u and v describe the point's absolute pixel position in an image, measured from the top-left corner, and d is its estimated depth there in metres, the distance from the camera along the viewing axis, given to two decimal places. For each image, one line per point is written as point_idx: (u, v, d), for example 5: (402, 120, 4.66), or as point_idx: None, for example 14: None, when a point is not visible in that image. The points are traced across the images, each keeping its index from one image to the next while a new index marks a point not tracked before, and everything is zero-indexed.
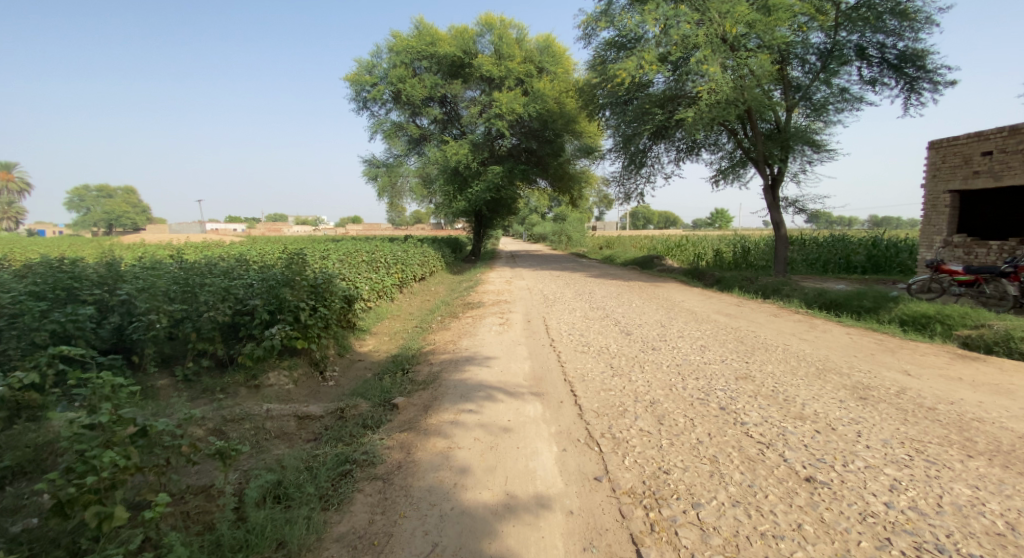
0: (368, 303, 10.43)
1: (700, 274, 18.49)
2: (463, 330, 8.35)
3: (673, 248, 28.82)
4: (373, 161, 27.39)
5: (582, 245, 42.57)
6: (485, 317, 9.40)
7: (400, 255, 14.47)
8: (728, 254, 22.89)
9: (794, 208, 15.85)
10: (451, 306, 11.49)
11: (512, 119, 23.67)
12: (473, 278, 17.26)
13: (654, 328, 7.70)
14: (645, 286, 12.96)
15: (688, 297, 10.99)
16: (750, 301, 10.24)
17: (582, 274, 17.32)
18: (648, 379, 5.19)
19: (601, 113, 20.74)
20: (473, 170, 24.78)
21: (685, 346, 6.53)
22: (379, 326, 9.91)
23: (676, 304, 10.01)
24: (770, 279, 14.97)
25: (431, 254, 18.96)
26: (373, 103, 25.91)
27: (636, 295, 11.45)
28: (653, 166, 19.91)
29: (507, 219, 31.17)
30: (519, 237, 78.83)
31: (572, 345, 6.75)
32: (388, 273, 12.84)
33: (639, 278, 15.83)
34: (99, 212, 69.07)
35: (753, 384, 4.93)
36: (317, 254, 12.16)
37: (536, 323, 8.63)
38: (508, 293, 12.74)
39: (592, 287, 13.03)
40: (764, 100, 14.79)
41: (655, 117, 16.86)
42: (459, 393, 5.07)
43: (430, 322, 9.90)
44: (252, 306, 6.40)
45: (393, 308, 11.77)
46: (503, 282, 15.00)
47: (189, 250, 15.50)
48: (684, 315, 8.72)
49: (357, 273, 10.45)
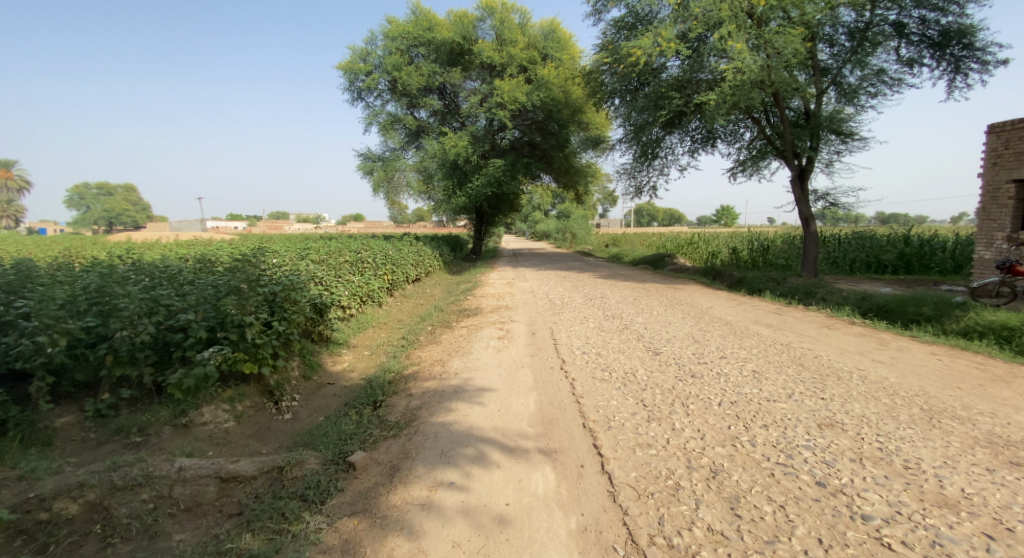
0: (348, 311, 9.07)
1: (719, 274, 17.09)
2: (455, 345, 6.99)
3: (684, 246, 27.40)
4: (369, 155, 25.91)
5: (587, 243, 41.11)
6: (483, 328, 8.04)
7: (391, 254, 13.04)
8: (744, 254, 21.48)
9: (824, 201, 14.44)
10: (445, 312, 10.13)
11: (515, 109, 22.24)
12: (472, 279, 15.87)
13: (687, 344, 6.31)
14: (663, 290, 11.56)
15: (716, 304, 9.56)
16: (789, 308, 8.85)
17: (591, 275, 15.94)
18: (699, 427, 3.79)
19: (611, 101, 19.32)
20: (474, 163, 23.44)
21: (733, 372, 5.15)
22: (358, 338, 8.56)
23: (704, 312, 8.61)
24: (799, 280, 13.57)
25: (427, 253, 17.60)
26: (369, 94, 24.54)
27: (656, 300, 10.03)
28: (667, 158, 18.48)
29: (509, 216, 29.80)
30: (522, 235, 77.34)
31: (589, 369, 5.38)
32: (376, 275, 11.45)
33: (654, 279, 14.46)
34: (97, 210, 67.87)
35: (848, 438, 3.54)
36: (294, 254, 10.75)
37: (542, 336, 7.26)
38: (509, 297, 11.36)
39: (604, 290, 11.62)
40: (794, 82, 13.39)
41: (671, 102, 15.42)
42: (439, 448, 3.67)
43: (419, 333, 8.54)
44: (185, 321, 4.99)
45: (379, 315, 10.41)
46: (505, 284, 13.65)
47: (161, 249, 14.13)
48: (718, 327, 7.33)
49: (335, 276, 9.08)
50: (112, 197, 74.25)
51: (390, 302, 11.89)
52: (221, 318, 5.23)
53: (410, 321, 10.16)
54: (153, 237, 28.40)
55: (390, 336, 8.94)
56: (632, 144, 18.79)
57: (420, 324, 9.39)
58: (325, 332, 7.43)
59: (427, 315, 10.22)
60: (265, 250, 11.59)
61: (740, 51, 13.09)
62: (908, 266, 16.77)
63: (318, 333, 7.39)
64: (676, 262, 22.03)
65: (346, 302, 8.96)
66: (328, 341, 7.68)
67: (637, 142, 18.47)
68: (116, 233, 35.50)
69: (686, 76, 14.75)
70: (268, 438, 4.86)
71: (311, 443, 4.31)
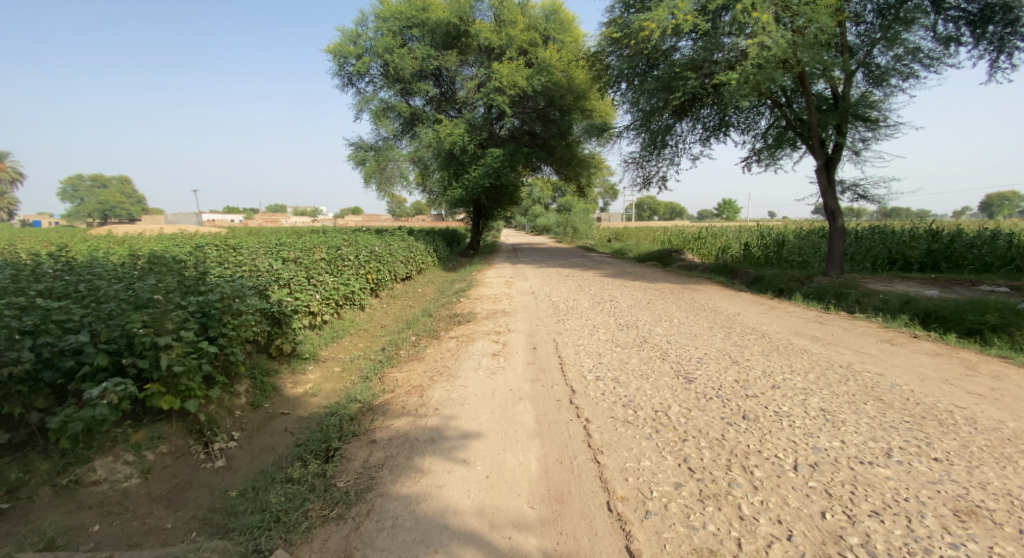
0: (318, 318, 7.84)
1: (734, 272, 15.89)
2: (441, 362, 5.79)
3: (691, 240, 26.14)
4: (361, 144, 24.55)
5: (589, 237, 39.79)
6: (474, 339, 6.82)
7: (377, 250, 11.80)
8: (756, 250, 20.25)
9: (851, 193, 13.21)
10: (433, 318, 8.92)
11: (514, 94, 20.90)
12: (467, 277, 14.67)
13: (723, 366, 5.09)
14: (678, 291, 10.34)
15: (743, 309, 8.35)
16: (830, 315, 7.64)
17: (596, 273, 14.75)
18: (780, 515, 2.60)
19: (617, 85, 18.02)
20: (471, 153, 22.17)
21: (796, 411, 3.95)
22: (328, 351, 7.33)
23: (732, 321, 7.40)
24: (826, 280, 12.36)
25: (420, 248, 16.39)
26: (360, 79, 23.28)
27: (673, 305, 8.80)
28: (677, 146, 17.23)
29: (509, 209, 28.51)
30: (522, 228, 75.97)
31: (607, 404, 4.17)
32: (358, 274, 10.21)
33: (666, 278, 13.26)
34: (92, 202, 66.66)
35: (1011, 542, 2.38)
36: (264, 250, 9.53)
37: (544, 351, 6.07)
38: (507, 299, 10.17)
39: (612, 292, 10.39)
40: (825, 60, 12.11)
41: (686, 83, 14.15)
42: (397, 552, 2.46)
43: (402, 343, 7.33)
44: (78, 344, 3.74)
45: (360, 322, 9.19)
46: (503, 283, 12.47)
47: (125, 244, 12.89)
48: (755, 342, 6.11)
49: (306, 277, 7.84)
50: (106, 189, 72.86)
51: (373, 305, 10.69)
52: (129, 340, 3.99)
53: (394, 328, 8.93)
54: (138, 231, 27.20)
55: (368, 346, 7.73)
56: (639, 132, 17.51)
57: (404, 332, 8.20)
58: (285, 346, 6.20)
59: (413, 321, 9.01)
60: (233, 246, 10.38)
61: (766, 24, 11.82)
62: (936, 258, 15.56)
63: (275, 349, 6.17)
64: (683, 258, 20.83)
65: (318, 307, 7.75)
66: (291, 357, 6.46)
67: (646, 130, 17.17)
68: (107, 227, 34.49)
69: (702, 54, 13.46)
70: (182, 502, 3.64)
71: (227, 522, 3.10)
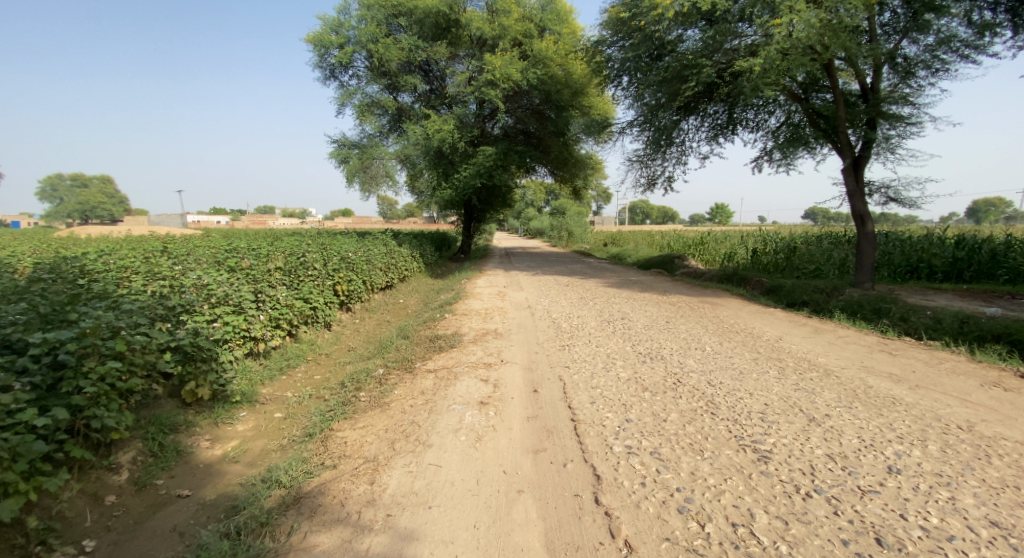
0: (261, 345, 6.28)
1: (747, 281, 14.52)
2: (409, 415, 4.28)
3: (693, 245, 24.86)
4: (343, 141, 22.88)
5: (585, 242, 38.43)
6: (457, 374, 5.33)
7: (350, 256, 10.26)
8: (765, 256, 18.99)
9: (880, 196, 11.89)
10: (411, 339, 7.44)
11: (508, 89, 19.44)
12: (455, 287, 13.14)
13: (800, 430, 3.67)
14: (697, 307, 8.94)
15: (782, 331, 6.96)
16: (893, 341, 6.27)
17: (597, 282, 13.33)
18: None
19: (619, 79, 16.68)
20: (461, 151, 20.73)
21: (953, 527, 2.54)
22: (268, 390, 5.77)
23: (778, 350, 5.99)
24: (857, 292, 11.02)
25: (403, 254, 14.85)
26: (344, 71, 21.76)
27: (698, 325, 7.39)
28: (684, 144, 15.87)
29: (501, 212, 27.06)
30: (515, 232, 74.54)
31: (653, 510, 2.72)
32: (323, 287, 8.68)
33: (677, 289, 11.85)
34: (71, 202, 64.03)
35: None
36: (206, 258, 7.93)
37: (549, 396, 4.59)
38: (498, 315, 8.68)
39: (620, 308, 8.96)
40: (857, 46, 10.80)
41: (701, 72, 12.64)
42: None
43: (365, 378, 5.81)
44: None
45: (321, 346, 7.64)
46: (494, 294, 11.00)
47: (58, 247, 11.12)
48: (823, 385, 4.70)
49: (249, 294, 6.27)
50: (85, 188, 70.19)
51: (343, 322, 9.17)
52: None
53: (363, 353, 7.41)
54: (104, 232, 25.23)
55: (323, 381, 6.20)
56: (643, 129, 16.15)
57: (372, 361, 6.69)
58: (202, 392, 4.64)
59: (386, 344, 7.48)
60: (173, 253, 8.75)
61: (795, 2, 10.42)
62: (963, 264, 14.26)
63: (189, 397, 4.61)
64: (687, 264, 19.53)
65: (262, 331, 6.20)
66: (213, 404, 4.92)
67: (650, 126, 15.79)
68: (78, 229, 32.46)
69: (717, 39, 12.08)
70: None
71: None
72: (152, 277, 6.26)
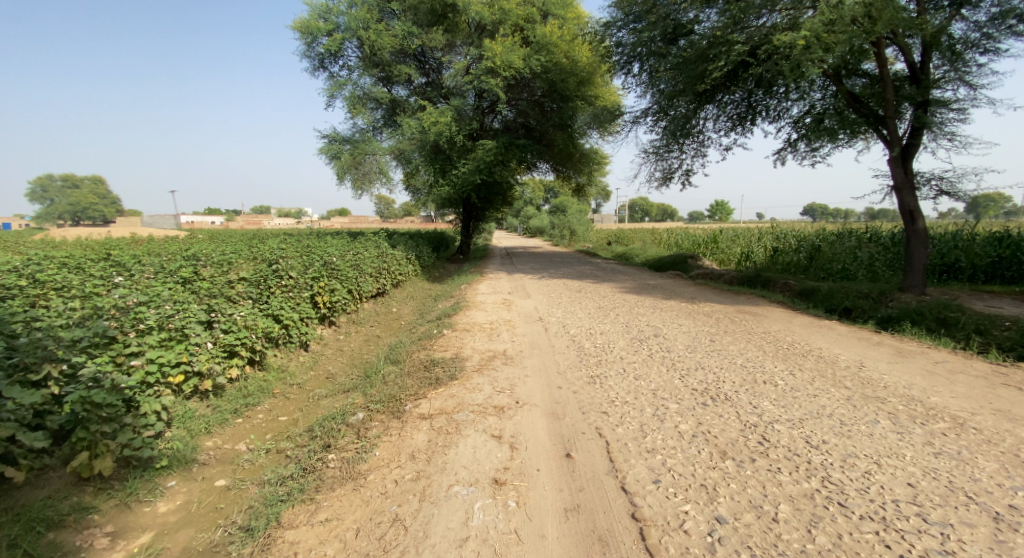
0: (211, 381, 4.95)
1: (775, 283, 13.23)
2: (393, 505, 2.96)
3: (704, 243, 23.60)
4: (333, 136, 21.42)
5: (587, 241, 37.16)
6: (461, 425, 4.02)
7: (332, 261, 8.91)
8: (786, 255, 17.69)
9: (932, 189, 10.61)
10: (403, 363, 6.15)
11: (509, 78, 18.12)
12: (454, 293, 11.83)
13: (996, 546, 2.40)
14: (738, 320, 7.64)
15: (858, 355, 5.66)
16: (1008, 370, 5.03)
17: (612, 286, 12.07)
18: None
19: (629, 66, 15.36)
20: (459, 145, 19.40)
21: None
22: (213, 446, 4.46)
23: (869, 383, 4.72)
24: (911, 298, 9.75)
25: (397, 257, 13.53)
26: (334, 61, 20.44)
27: (751, 346, 6.10)
28: (703, 134, 14.56)
29: (502, 210, 25.69)
30: (514, 230, 73.03)
31: None
32: (298, 300, 7.35)
33: (704, 294, 10.56)
34: (61, 202, 62.36)
35: None
36: (153, 268, 6.57)
37: (591, 465, 3.29)
38: (507, 332, 7.37)
39: (648, 321, 7.66)
40: (909, 20, 9.56)
41: (730, 51, 11.15)
42: None
43: (342, 424, 4.51)
44: None
45: (294, 372, 6.34)
46: (499, 303, 9.70)
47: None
48: (966, 446, 3.44)
49: (191, 319, 4.92)
50: (77, 188, 68.62)
51: (323, 339, 7.85)
52: None
53: (345, 382, 6.12)
54: (78, 234, 23.55)
55: (291, 426, 4.91)
56: (657, 119, 14.82)
57: (356, 395, 5.40)
58: (101, 466, 3.28)
59: (372, 370, 6.18)
60: (118, 262, 7.41)
61: None
62: (1009, 262, 12.89)
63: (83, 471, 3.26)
64: (702, 264, 18.24)
65: (212, 364, 4.89)
66: (128, 475, 3.62)
67: (666, 115, 14.49)
68: (55, 230, 30.84)
69: (747, 13, 10.71)
70: None
71: None
72: (68, 294, 4.91)
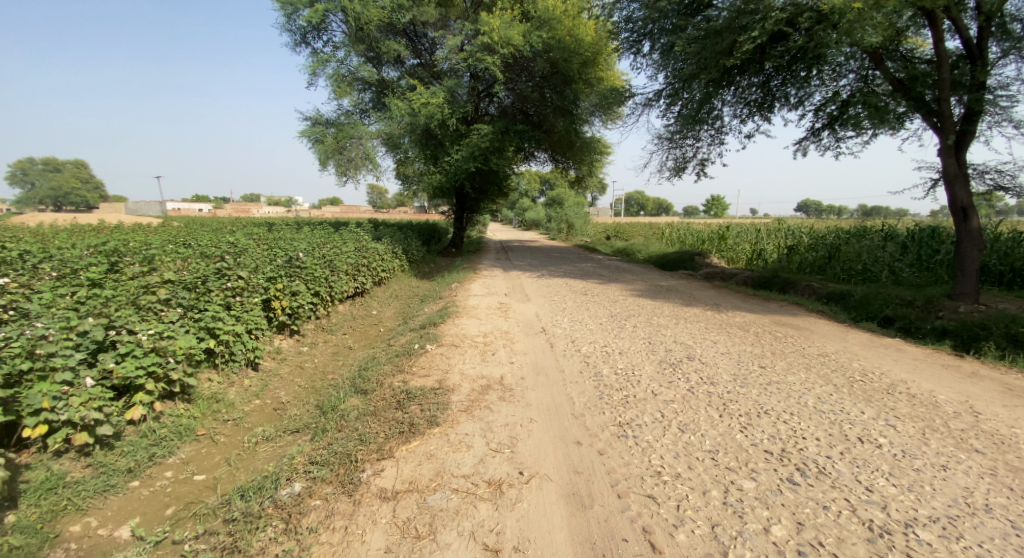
0: (91, 433, 3.55)
1: (796, 286, 11.98)
2: None
3: (710, 240, 22.36)
4: (316, 118, 19.85)
5: (585, 235, 35.88)
6: (440, 522, 2.67)
7: (296, 257, 7.49)
8: (802, 254, 16.39)
9: (986, 182, 9.36)
10: (371, 394, 4.80)
11: (507, 55, 16.65)
12: (444, 293, 10.48)
13: None
14: (782, 336, 6.33)
15: (959, 396, 4.37)
16: None
17: (621, 287, 10.80)
18: None
19: (638, 46, 13.97)
20: (452, 129, 17.98)
21: None
22: (81, 533, 3.08)
23: (1005, 445, 3.46)
24: (965, 308, 8.53)
25: (382, 251, 12.15)
26: (317, 36, 18.83)
27: (814, 378, 4.80)
28: (719, 122, 13.22)
29: (497, 202, 24.20)
30: (510, 223, 71.50)
31: None
32: (248, 306, 5.97)
33: (728, 299, 9.29)
34: (42, 187, 60.01)
35: None
36: (50, 271, 5.14)
37: None
38: (504, 348, 6.02)
39: (674, 336, 6.33)
40: None
41: (763, 19, 9.76)
42: None
43: (272, 499, 3.15)
44: None
45: (233, 403, 4.98)
46: (495, 308, 8.37)
47: None
48: None
49: (59, 347, 3.51)
50: (58, 173, 66.25)
51: (278, 354, 6.45)
52: None
53: (297, 417, 4.77)
54: (43, 221, 21.93)
55: (208, 491, 3.55)
56: (671, 102, 13.45)
57: (304, 443, 4.06)
58: None
59: (331, 402, 4.82)
60: (20, 257, 5.95)
61: None
62: None
63: None
64: (712, 262, 16.92)
65: (90, 409, 3.50)
66: None
67: (680, 98, 13.11)
68: (28, 215, 29.10)
69: None
70: None
71: None
72: None
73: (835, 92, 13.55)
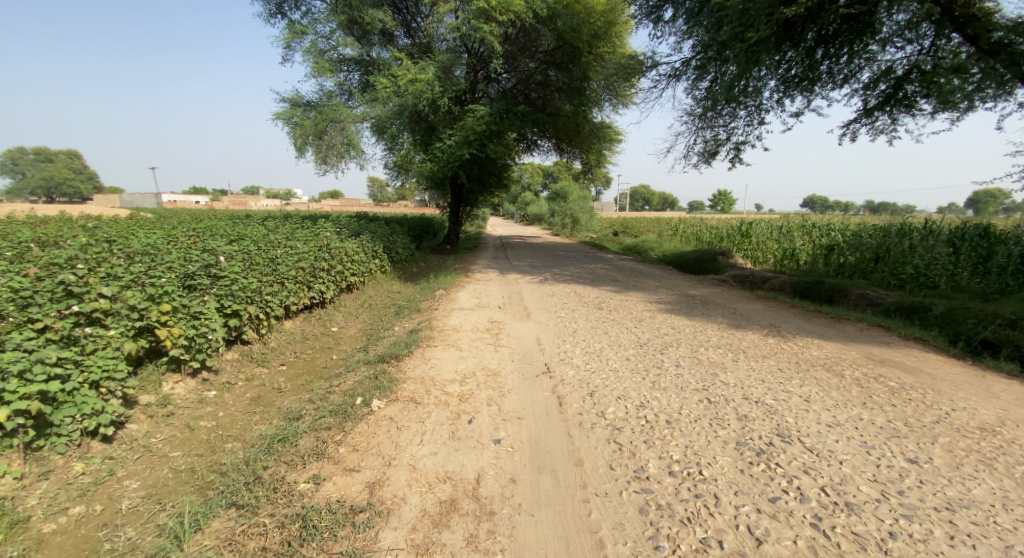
0: None
1: (851, 297, 9.85)
2: None
3: (730, 237, 20.24)
4: (294, 100, 17.70)
5: (591, 231, 33.70)
6: None
7: (212, 264, 5.44)
8: (842, 254, 14.14)
9: None
10: (253, 513, 2.79)
11: (507, 23, 14.50)
12: (423, 305, 8.43)
13: None
14: (901, 390, 4.26)
15: None
16: None
17: (643, 298, 8.76)
18: None
19: (660, 12, 11.83)
20: (444, 110, 15.87)
21: None
22: None
23: None
24: None
25: (356, 251, 10.11)
26: (294, 5, 16.69)
27: (1017, 495, 2.78)
28: (759, 98, 11.09)
29: (496, 195, 22.10)
30: (512, 218, 69.01)
31: None
32: (100, 345, 3.92)
33: (785, 318, 7.23)
34: (33, 177, 58.13)
35: None
36: None
37: None
38: (488, 408, 3.98)
39: (742, 388, 4.28)
40: None
41: None
42: None
43: None
44: None
45: (22, 521, 2.99)
46: (484, 331, 6.33)
47: None
48: None
49: None
50: (51, 162, 64.33)
51: (161, 409, 4.44)
52: None
53: (125, 551, 2.78)
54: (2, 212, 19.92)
55: None
56: (700, 74, 11.35)
57: None
58: None
59: (184, 523, 2.82)
60: None
61: None
62: None
63: None
64: (737, 263, 14.82)
65: None
66: None
67: (711, 68, 11.02)
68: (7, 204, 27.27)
69: None
70: None
71: None
72: None
73: (892, 65, 11.37)
